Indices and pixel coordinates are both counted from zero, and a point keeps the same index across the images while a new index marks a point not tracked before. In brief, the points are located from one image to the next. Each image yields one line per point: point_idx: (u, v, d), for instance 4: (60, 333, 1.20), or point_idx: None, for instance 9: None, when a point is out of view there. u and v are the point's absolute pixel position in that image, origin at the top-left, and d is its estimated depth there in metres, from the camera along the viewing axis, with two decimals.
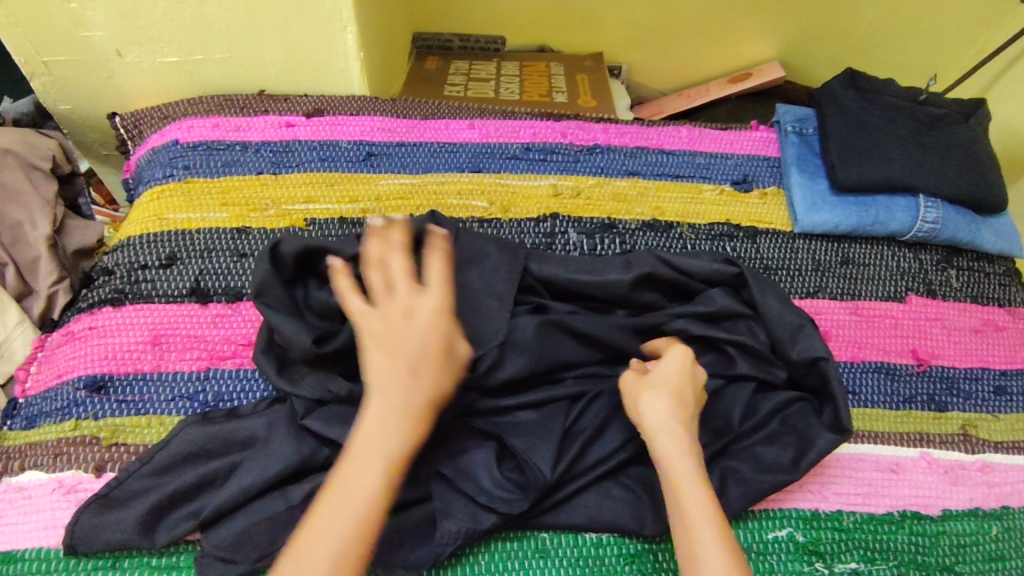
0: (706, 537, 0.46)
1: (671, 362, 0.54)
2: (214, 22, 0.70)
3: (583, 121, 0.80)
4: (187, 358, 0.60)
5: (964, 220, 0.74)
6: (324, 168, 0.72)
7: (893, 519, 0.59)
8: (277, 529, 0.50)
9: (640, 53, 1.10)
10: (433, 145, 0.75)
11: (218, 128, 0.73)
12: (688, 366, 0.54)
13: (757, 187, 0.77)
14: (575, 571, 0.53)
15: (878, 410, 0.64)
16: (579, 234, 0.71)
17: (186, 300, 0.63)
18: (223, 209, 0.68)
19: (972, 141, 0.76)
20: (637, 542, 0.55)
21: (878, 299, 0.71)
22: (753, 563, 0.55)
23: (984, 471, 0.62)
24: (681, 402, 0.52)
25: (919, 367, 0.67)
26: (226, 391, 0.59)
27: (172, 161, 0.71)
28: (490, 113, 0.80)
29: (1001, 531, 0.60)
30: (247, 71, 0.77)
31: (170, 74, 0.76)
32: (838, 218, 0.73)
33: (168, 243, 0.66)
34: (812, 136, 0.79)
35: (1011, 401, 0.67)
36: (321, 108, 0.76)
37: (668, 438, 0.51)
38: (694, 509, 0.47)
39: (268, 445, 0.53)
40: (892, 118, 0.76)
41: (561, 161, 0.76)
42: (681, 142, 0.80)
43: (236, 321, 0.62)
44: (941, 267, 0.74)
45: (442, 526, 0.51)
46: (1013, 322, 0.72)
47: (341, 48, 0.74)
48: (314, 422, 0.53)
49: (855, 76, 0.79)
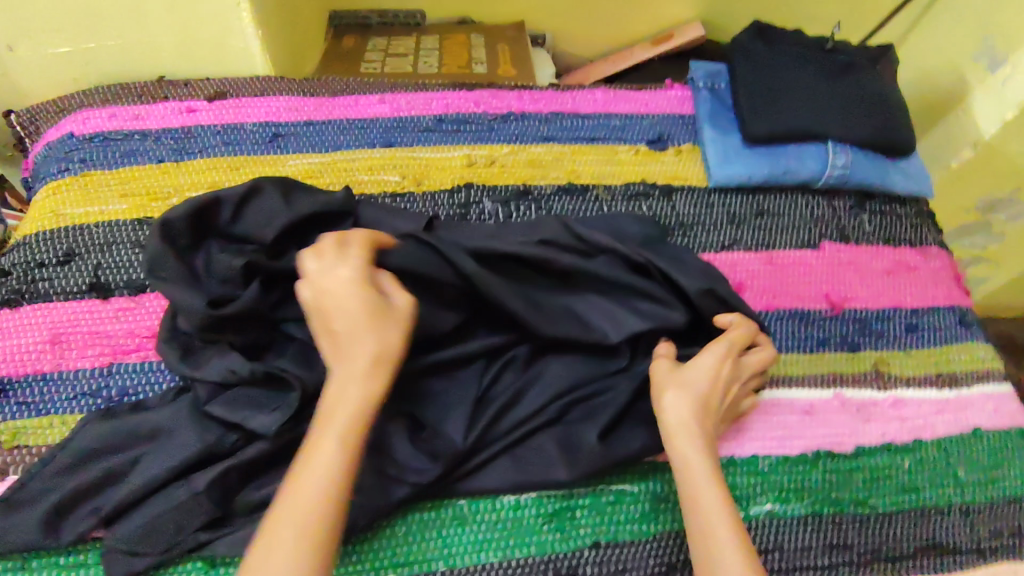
0: (720, 537, 0.45)
1: (708, 359, 0.55)
2: (102, 8, 0.67)
3: (497, 89, 0.79)
4: (89, 354, 0.59)
5: (873, 164, 0.75)
6: (228, 152, 0.70)
7: (807, 459, 0.60)
8: (184, 517, 0.50)
9: (563, 21, 1.08)
10: (342, 122, 0.74)
11: (115, 118, 0.71)
12: (722, 366, 0.55)
13: (672, 145, 0.77)
14: (493, 534, 0.54)
15: (792, 355, 0.65)
16: (494, 202, 0.70)
17: (86, 296, 0.62)
18: (123, 201, 0.67)
19: (879, 86, 0.77)
20: (555, 500, 0.56)
21: (792, 248, 0.72)
22: (671, 512, 0.57)
23: (896, 406, 0.64)
24: (703, 397, 0.53)
25: (832, 311, 0.68)
26: (130, 385, 0.58)
27: (68, 155, 0.69)
28: (401, 87, 0.79)
29: (913, 463, 0.61)
30: (144, 57, 0.74)
31: (63, 66, 0.73)
32: (750, 169, 0.73)
33: (65, 239, 0.64)
34: (723, 90, 0.79)
35: (921, 337, 0.69)
36: (224, 91, 0.74)
37: (686, 434, 0.51)
38: (710, 507, 0.47)
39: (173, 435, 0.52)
40: (800, 67, 0.77)
41: (474, 130, 0.75)
42: (596, 105, 0.79)
43: (139, 314, 0.61)
44: (854, 213, 0.75)
45: (352, 501, 0.51)
46: (925, 261, 0.74)
47: (238, 26, 0.72)
48: (217, 407, 0.53)
49: (762, 28, 0.79)
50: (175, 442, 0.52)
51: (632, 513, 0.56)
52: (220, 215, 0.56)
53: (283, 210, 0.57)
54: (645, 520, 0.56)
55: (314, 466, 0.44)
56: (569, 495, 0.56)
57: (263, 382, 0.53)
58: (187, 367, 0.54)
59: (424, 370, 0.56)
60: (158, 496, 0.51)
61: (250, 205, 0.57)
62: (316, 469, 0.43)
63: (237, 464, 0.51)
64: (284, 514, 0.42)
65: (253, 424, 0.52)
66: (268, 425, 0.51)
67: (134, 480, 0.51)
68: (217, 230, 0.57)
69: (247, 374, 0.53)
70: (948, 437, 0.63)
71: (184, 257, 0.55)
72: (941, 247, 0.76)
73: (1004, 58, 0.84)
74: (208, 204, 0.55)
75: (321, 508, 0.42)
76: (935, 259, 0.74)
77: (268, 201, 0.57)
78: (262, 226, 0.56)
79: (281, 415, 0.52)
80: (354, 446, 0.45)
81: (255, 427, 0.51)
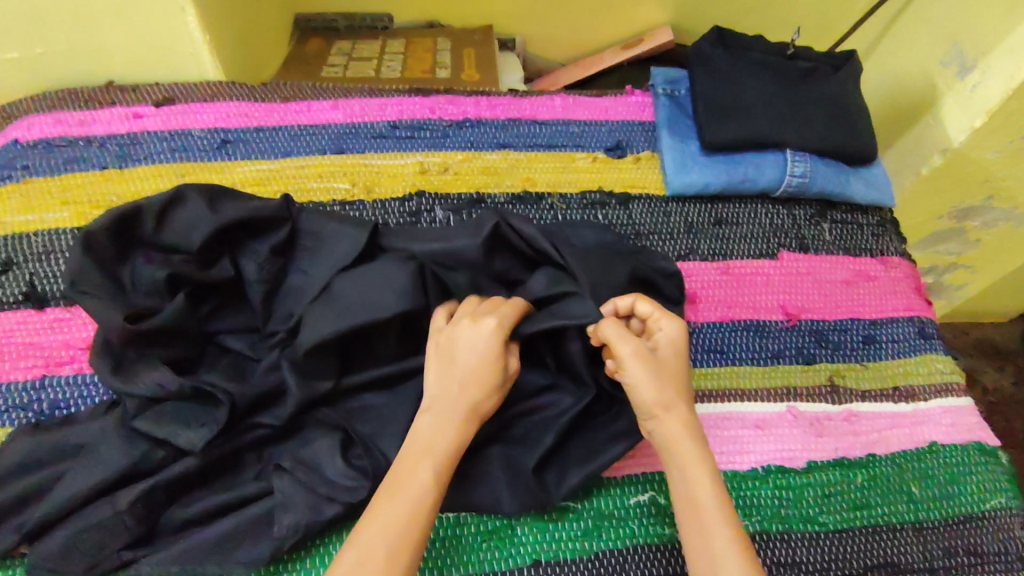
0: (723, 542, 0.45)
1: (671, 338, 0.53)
2: (45, 12, 0.65)
3: (454, 95, 0.78)
4: (21, 367, 0.58)
5: (833, 172, 0.74)
6: (175, 159, 0.69)
7: (757, 475, 0.59)
8: (106, 536, 0.49)
9: (533, 25, 1.07)
10: (293, 128, 0.73)
11: (60, 124, 0.70)
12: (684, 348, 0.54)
13: (631, 152, 0.76)
14: (432, 553, 0.53)
15: (745, 368, 0.64)
16: (445, 211, 0.69)
17: (21, 306, 0.61)
18: (64, 208, 0.65)
19: (841, 93, 0.76)
20: (495, 519, 0.54)
21: (750, 257, 0.71)
22: (613, 530, 0.55)
23: (850, 420, 0.63)
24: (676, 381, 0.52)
25: (788, 322, 0.67)
26: (62, 398, 0.57)
27: (10, 161, 0.68)
28: (357, 92, 0.77)
29: (865, 479, 0.60)
30: (92, 62, 0.73)
31: (8, 70, 0.71)
32: (707, 178, 0.72)
33: (3, 248, 0.63)
34: (683, 98, 0.79)
35: (879, 349, 0.68)
36: (172, 97, 0.73)
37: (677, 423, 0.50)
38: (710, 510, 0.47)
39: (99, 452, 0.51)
40: (760, 74, 0.75)
41: (429, 136, 0.74)
42: (554, 111, 0.78)
43: (75, 325, 0.60)
44: (814, 222, 0.74)
45: (280, 521, 0.49)
46: (885, 271, 0.73)
47: (186, 31, 0.71)
48: (144, 424, 0.51)
49: (723, 33, 0.77)
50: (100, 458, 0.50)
51: (573, 531, 0.54)
52: (145, 224, 0.54)
53: (208, 216, 0.55)
54: (588, 537, 0.54)
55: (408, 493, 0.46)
56: (511, 512, 0.54)
57: (193, 396, 0.52)
58: (119, 380, 0.51)
59: (361, 384, 0.54)
60: (80, 515, 0.49)
61: (176, 212, 0.55)
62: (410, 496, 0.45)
63: (162, 482, 0.49)
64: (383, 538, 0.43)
65: (179, 440, 0.50)
66: (195, 442, 0.50)
67: (54, 497, 0.49)
68: (144, 239, 0.55)
69: (175, 389, 0.51)
70: (902, 452, 0.62)
71: (111, 269, 0.53)
72: (903, 257, 0.75)
73: (973, 63, 0.82)
74: (129, 214, 0.53)
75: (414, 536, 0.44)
76: (896, 269, 0.73)
77: (197, 207, 0.55)
78: (195, 235, 0.55)
79: (209, 431, 0.50)
80: (442, 485, 0.47)
81: (182, 444, 0.50)
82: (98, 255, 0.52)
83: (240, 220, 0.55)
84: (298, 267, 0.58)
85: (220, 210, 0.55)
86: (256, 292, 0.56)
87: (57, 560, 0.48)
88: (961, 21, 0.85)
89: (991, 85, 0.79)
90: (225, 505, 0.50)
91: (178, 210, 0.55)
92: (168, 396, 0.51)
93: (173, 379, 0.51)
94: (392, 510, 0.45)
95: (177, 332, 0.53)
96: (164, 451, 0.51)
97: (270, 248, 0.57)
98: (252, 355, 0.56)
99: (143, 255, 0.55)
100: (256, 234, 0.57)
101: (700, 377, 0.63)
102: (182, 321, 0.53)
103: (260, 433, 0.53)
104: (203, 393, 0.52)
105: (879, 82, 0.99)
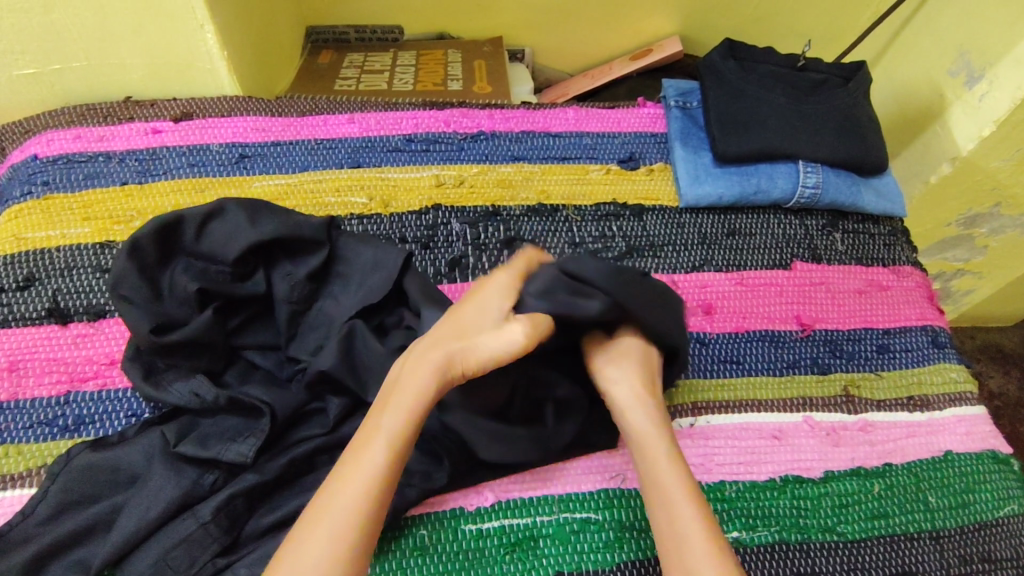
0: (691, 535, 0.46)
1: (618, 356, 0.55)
2: (65, 30, 0.66)
3: (467, 108, 0.79)
4: (46, 382, 0.58)
5: (845, 183, 0.74)
6: (193, 174, 0.70)
7: (774, 485, 0.59)
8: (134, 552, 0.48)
9: (543, 37, 1.08)
10: (310, 142, 0.73)
11: (79, 139, 0.71)
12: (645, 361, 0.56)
13: (644, 164, 0.77)
14: (455, 566, 0.53)
15: (762, 378, 0.65)
16: (462, 224, 0.69)
17: (45, 322, 0.61)
18: (84, 224, 0.66)
19: (851, 104, 0.76)
20: (518, 530, 0.55)
21: (764, 267, 0.71)
22: (634, 541, 0.55)
23: (866, 430, 0.63)
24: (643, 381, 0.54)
25: (803, 333, 0.68)
26: (87, 414, 0.57)
27: (30, 177, 0.68)
28: (372, 106, 0.78)
29: (882, 489, 0.60)
30: (110, 78, 0.73)
31: (28, 86, 0.72)
32: (721, 190, 0.73)
33: (26, 264, 0.64)
34: (695, 110, 0.80)
35: (893, 358, 0.69)
36: (190, 112, 0.74)
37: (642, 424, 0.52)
38: (678, 507, 0.48)
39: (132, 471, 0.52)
40: (771, 85, 0.76)
41: (444, 150, 0.75)
42: (567, 124, 0.79)
43: (99, 340, 0.60)
44: (826, 232, 0.75)
45: None
46: (897, 281, 0.74)
47: (203, 48, 0.72)
48: (191, 447, 0.51)
49: (734, 45, 0.78)
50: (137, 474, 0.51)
51: (595, 543, 0.55)
52: (185, 233, 0.56)
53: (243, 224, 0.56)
54: (610, 549, 0.54)
55: (373, 451, 0.45)
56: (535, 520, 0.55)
57: (227, 409, 0.53)
58: (149, 387, 0.53)
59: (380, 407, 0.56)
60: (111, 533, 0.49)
61: (213, 225, 0.57)
62: (375, 454, 0.45)
63: (217, 503, 0.49)
64: (333, 501, 0.43)
65: (229, 454, 0.51)
66: (244, 453, 0.51)
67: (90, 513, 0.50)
68: (185, 248, 0.57)
69: (210, 400, 0.53)
70: (918, 461, 0.62)
71: (151, 273, 0.55)
72: (915, 266, 0.75)
73: (981, 73, 0.82)
74: (171, 223, 0.55)
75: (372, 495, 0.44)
76: (908, 279, 0.74)
77: (234, 222, 0.57)
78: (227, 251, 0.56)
79: (255, 441, 0.51)
80: (401, 450, 0.46)
81: (233, 457, 0.51)
82: (142, 261, 0.55)
83: (270, 235, 0.56)
84: (331, 289, 0.59)
85: (258, 226, 0.57)
86: (283, 310, 0.57)
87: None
88: (967, 31, 0.85)
89: (1000, 93, 0.79)
90: (257, 522, 0.51)
91: (216, 221, 0.57)
92: (200, 406, 0.53)
93: (209, 388, 0.53)
94: (352, 474, 0.44)
95: (204, 345, 0.54)
96: (215, 475, 0.51)
97: (304, 273, 0.58)
98: (278, 374, 0.57)
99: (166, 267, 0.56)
100: (292, 254, 0.59)
101: (716, 388, 0.63)
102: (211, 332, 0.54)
103: (306, 446, 0.53)
104: (240, 405, 0.53)
105: (886, 92, 1.00)
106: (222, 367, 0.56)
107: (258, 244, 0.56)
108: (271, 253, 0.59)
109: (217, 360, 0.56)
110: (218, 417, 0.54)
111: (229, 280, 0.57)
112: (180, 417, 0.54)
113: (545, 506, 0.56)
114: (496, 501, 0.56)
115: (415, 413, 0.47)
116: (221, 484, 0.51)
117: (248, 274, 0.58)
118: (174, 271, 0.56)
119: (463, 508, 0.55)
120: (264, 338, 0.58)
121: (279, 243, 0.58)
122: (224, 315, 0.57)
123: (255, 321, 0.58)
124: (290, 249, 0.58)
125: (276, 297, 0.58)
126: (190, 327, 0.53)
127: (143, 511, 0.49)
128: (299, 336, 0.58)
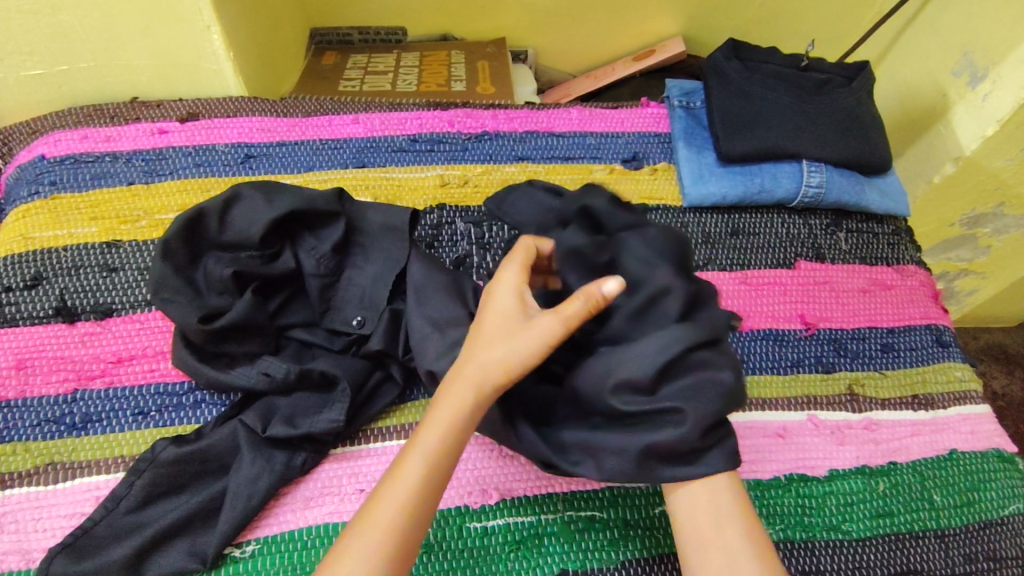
0: None
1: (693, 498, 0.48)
2: (72, 31, 0.66)
3: (472, 108, 0.79)
4: (54, 381, 0.59)
5: (848, 182, 0.75)
6: (199, 174, 0.70)
7: (780, 484, 0.59)
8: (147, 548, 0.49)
9: (546, 38, 1.08)
10: (316, 142, 0.74)
11: (86, 140, 0.71)
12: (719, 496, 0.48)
13: (647, 164, 0.77)
14: (460, 564, 0.53)
15: (766, 376, 0.65)
16: (466, 223, 0.70)
17: (52, 321, 0.61)
18: (91, 224, 0.67)
19: (855, 105, 0.76)
20: (524, 528, 0.55)
21: (767, 266, 0.71)
22: (640, 539, 0.55)
23: (871, 429, 0.63)
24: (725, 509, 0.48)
25: (807, 332, 0.68)
26: (95, 412, 0.58)
27: (38, 177, 0.69)
28: (377, 106, 0.79)
29: (887, 487, 0.60)
30: (116, 78, 0.74)
31: (36, 86, 0.72)
32: (724, 189, 0.73)
33: (33, 263, 0.64)
34: (698, 110, 0.80)
35: (897, 357, 0.69)
36: (196, 112, 0.74)
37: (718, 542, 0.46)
38: None
39: (177, 463, 0.53)
40: (774, 85, 0.76)
41: (448, 150, 0.75)
42: (571, 124, 0.79)
43: (106, 338, 0.61)
44: (830, 231, 0.75)
45: None
46: (901, 280, 0.74)
47: (209, 48, 0.72)
48: (280, 428, 0.53)
49: (738, 45, 0.78)
50: (185, 463, 0.53)
51: (600, 541, 0.55)
52: (209, 226, 0.57)
53: (265, 209, 0.58)
54: (616, 547, 0.55)
55: (411, 464, 0.45)
56: (557, 492, 0.57)
57: (298, 386, 0.56)
58: (209, 366, 0.56)
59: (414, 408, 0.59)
60: (174, 519, 0.50)
61: (234, 211, 0.58)
62: (415, 464, 0.44)
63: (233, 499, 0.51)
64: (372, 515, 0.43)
65: (286, 430, 0.53)
66: (290, 428, 0.53)
67: (131, 498, 0.52)
68: (210, 241, 0.58)
69: (281, 377, 0.55)
70: (922, 460, 0.62)
71: (185, 274, 0.57)
72: (918, 266, 0.75)
73: (983, 73, 0.82)
74: (194, 218, 0.56)
75: (408, 512, 0.43)
76: (912, 278, 0.74)
77: (253, 204, 0.58)
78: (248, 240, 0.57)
79: (342, 406, 0.55)
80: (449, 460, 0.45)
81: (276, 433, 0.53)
82: (176, 264, 0.56)
83: (293, 211, 0.58)
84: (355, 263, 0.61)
85: (274, 203, 0.58)
86: (313, 285, 0.59)
87: (207, 569, 0.50)
88: (970, 30, 0.85)
89: (1002, 93, 0.79)
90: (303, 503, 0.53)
91: (235, 208, 0.58)
92: (270, 385, 0.55)
93: (278, 367, 0.56)
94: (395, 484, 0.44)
95: (251, 325, 0.57)
96: (250, 466, 0.52)
97: (328, 247, 0.60)
98: (331, 346, 0.59)
99: (206, 252, 0.58)
100: (312, 228, 0.61)
101: None
102: (252, 316, 0.56)
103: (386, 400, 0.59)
104: (312, 379, 0.56)
105: (888, 92, 1.00)
106: (274, 350, 0.58)
107: (280, 221, 0.58)
108: (293, 231, 0.61)
109: (267, 341, 0.58)
110: (291, 395, 0.56)
111: (260, 263, 0.58)
112: (255, 403, 0.56)
113: (549, 503, 0.56)
114: (501, 499, 0.56)
115: (459, 433, 0.46)
116: (309, 463, 0.54)
117: (275, 254, 0.59)
118: (206, 265, 0.58)
119: (468, 506, 0.55)
120: (302, 317, 0.61)
121: (297, 218, 0.60)
122: (263, 298, 0.59)
123: (293, 302, 0.61)
124: (309, 223, 0.60)
125: (304, 271, 0.60)
126: (233, 314, 0.55)
127: (245, 500, 0.51)
128: (333, 308, 0.60)
